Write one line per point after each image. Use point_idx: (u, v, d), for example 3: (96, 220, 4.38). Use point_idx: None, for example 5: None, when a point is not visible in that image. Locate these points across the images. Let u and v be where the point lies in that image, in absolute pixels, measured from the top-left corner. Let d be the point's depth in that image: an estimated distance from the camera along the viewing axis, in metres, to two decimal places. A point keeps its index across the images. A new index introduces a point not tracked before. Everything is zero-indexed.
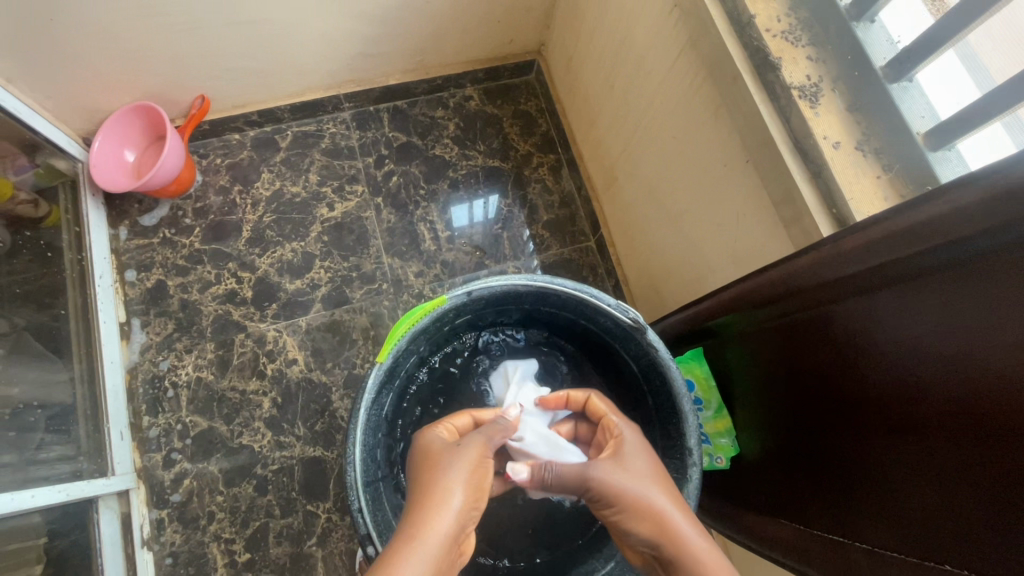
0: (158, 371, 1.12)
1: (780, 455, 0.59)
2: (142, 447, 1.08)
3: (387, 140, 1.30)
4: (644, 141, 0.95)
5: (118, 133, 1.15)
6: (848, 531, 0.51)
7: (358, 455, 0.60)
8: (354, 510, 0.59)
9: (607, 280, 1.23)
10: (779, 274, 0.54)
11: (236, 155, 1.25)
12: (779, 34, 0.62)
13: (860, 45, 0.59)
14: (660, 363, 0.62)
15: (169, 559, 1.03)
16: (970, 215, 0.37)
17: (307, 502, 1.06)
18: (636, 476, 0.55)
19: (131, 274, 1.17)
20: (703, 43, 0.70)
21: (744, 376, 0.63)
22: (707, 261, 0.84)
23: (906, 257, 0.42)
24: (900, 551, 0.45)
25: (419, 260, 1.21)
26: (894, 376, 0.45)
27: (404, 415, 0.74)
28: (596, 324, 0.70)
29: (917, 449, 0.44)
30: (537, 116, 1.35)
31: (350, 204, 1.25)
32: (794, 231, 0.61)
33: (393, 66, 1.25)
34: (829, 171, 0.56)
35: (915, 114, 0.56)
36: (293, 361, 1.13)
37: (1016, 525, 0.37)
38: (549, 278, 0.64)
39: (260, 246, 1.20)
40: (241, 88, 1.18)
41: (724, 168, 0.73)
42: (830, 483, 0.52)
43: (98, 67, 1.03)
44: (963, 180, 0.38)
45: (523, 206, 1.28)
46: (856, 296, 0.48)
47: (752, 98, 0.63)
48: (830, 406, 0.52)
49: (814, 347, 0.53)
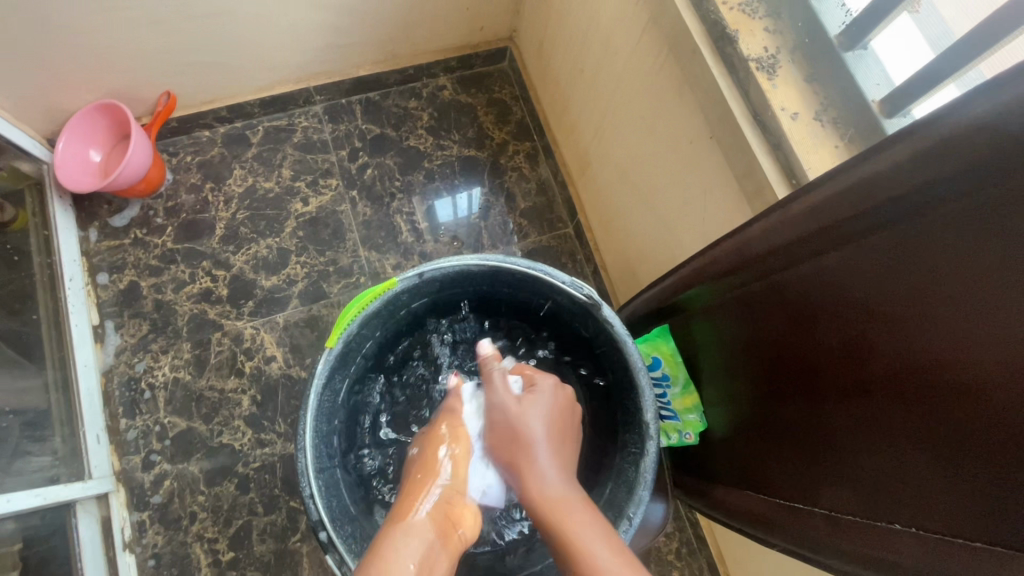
0: (134, 372, 1.11)
1: (743, 427, 0.59)
2: (120, 450, 1.07)
3: (360, 132, 1.28)
4: (614, 123, 0.94)
5: (83, 132, 1.12)
6: (809, 496, 0.50)
7: (309, 441, 0.58)
8: (305, 496, 0.57)
9: (586, 267, 1.22)
10: (730, 245, 0.53)
11: (206, 152, 1.23)
12: (735, 7, 0.62)
13: (814, 13, 0.59)
14: (617, 339, 0.61)
15: (152, 561, 1.02)
16: (904, 170, 0.37)
17: (290, 498, 1.06)
18: (528, 411, 0.59)
19: (103, 276, 1.15)
20: (664, 19, 0.69)
21: (709, 353, 0.62)
22: (678, 241, 0.84)
23: (848, 219, 0.42)
24: (857, 514, 0.46)
25: (397, 252, 1.21)
26: (845, 340, 0.45)
27: (361, 402, 0.74)
28: (555, 303, 0.69)
29: (872, 410, 0.44)
30: (511, 104, 1.34)
31: (325, 198, 1.23)
32: (756, 204, 0.61)
33: (363, 56, 1.24)
34: (789, 143, 0.56)
35: (870, 80, 0.56)
36: (271, 358, 1.12)
37: (966, 473, 0.38)
38: (503, 257, 0.63)
39: (234, 244, 1.19)
40: (210, 82, 1.16)
41: (690, 145, 0.73)
42: (792, 449, 0.52)
43: (59, 65, 1.00)
44: (899, 134, 0.38)
45: (501, 195, 1.27)
46: (804, 263, 0.48)
47: (711, 72, 0.62)
48: (786, 373, 0.52)
49: (768, 316, 0.53)
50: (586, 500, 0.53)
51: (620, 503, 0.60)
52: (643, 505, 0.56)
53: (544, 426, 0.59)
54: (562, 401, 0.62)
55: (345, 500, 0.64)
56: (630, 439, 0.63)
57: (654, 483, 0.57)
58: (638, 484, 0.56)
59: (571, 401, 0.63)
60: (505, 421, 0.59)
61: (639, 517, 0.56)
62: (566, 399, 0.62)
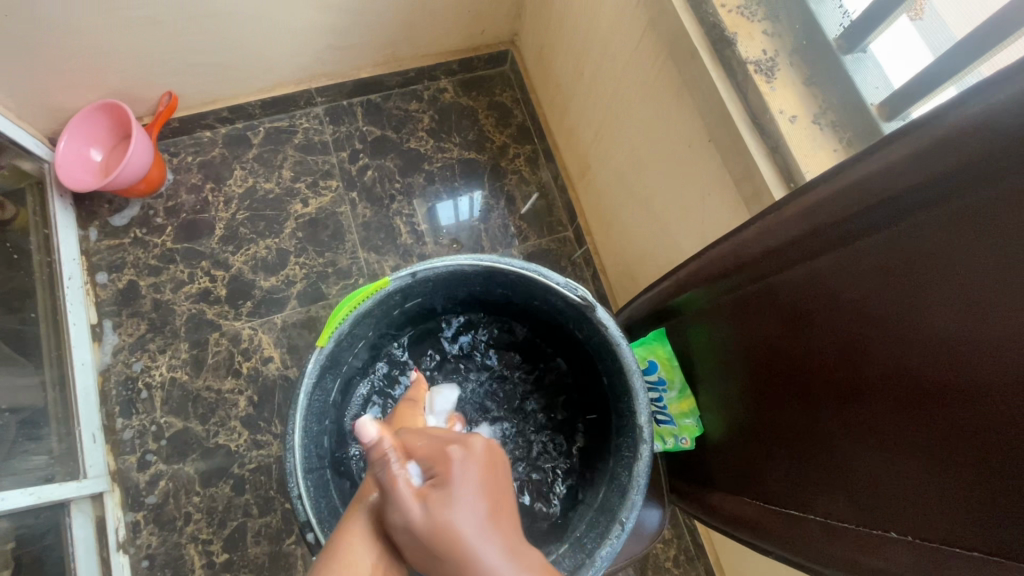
0: (131, 372, 1.10)
1: (739, 431, 0.58)
2: (116, 450, 1.06)
3: (361, 134, 1.29)
4: (613, 127, 0.94)
5: (85, 132, 1.13)
6: (804, 503, 0.50)
7: (297, 440, 0.58)
8: (293, 497, 0.57)
9: (585, 270, 1.22)
10: (725, 249, 0.52)
11: (207, 153, 1.24)
12: (734, 10, 0.61)
13: (813, 16, 0.59)
14: (611, 341, 0.60)
15: (146, 561, 1.02)
16: (897, 171, 0.37)
17: (285, 500, 1.05)
18: (441, 506, 0.41)
19: (102, 276, 1.15)
20: (662, 21, 0.69)
21: (704, 356, 0.62)
22: (676, 246, 0.83)
23: (840, 222, 0.42)
24: (852, 521, 0.45)
25: (396, 254, 1.20)
26: (838, 345, 0.45)
27: (353, 402, 0.74)
28: (549, 304, 0.68)
29: (866, 415, 0.44)
30: (512, 107, 1.34)
31: (325, 199, 1.23)
32: (754, 207, 0.61)
33: (364, 58, 1.24)
34: (786, 146, 0.56)
35: (868, 84, 0.56)
36: (268, 359, 1.12)
37: (960, 478, 0.38)
38: (496, 257, 0.63)
39: (233, 244, 1.19)
40: (212, 83, 1.16)
41: (688, 148, 0.73)
42: (786, 455, 0.52)
43: (61, 64, 1.01)
44: (889, 137, 0.38)
45: (500, 198, 1.27)
46: (797, 266, 0.47)
47: (709, 74, 0.62)
48: (780, 378, 0.52)
49: (762, 320, 0.52)
50: (551, 573, 0.39)
51: (613, 506, 0.59)
52: (636, 509, 0.55)
53: (474, 510, 0.40)
54: (482, 469, 0.43)
55: (334, 501, 0.64)
56: (624, 442, 0.62)
57: (646, 487, 0.56)
58: (631, 488, 0.56)
59: (493, 457, 0.45)
60: (417, 538, 0.40)
61: (632, 521, 0.55)
62: (487, 459, 0.44)
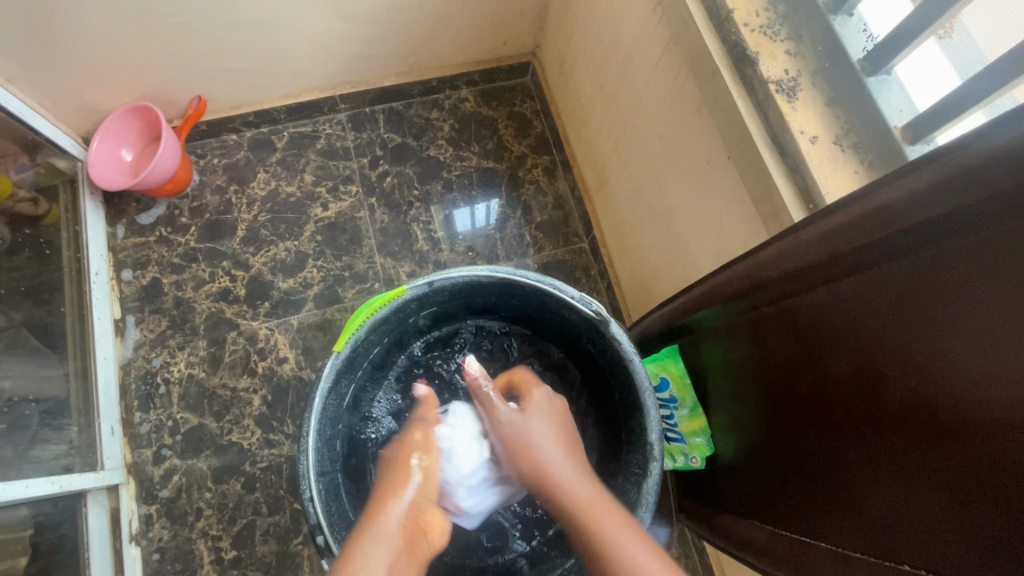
0: (150, 367, 1.13)
1: (752, 454, 0.57)
2: (133, 442, 1.09)
3: (382, 141, 1.30)
4: (633, 142, 0.95)
5: (117, 132, 1.17)
6: (817, 531, 0.49)
7: (311, 444, 0.59)
8: (306, 499, 0.58)
9: (600, 282, 1.22)
10: (743, 271, 0.53)
11: (233, 156, 1.27)
12: (757, 29, 0.61)
13: (836, 35, 0.58)
14: (624, 357, 0.60)
15: (157, 555, 1.03)
16: (919, 198, 0.37)
17: (294, 500, 1.06)
18: (535, 428, 0.63)
19: (127, 272, 1.18)
20: (684, 40, 0.70)
21: (719, 374, 0.61)
22: (693, 261, 0.83)
23: (862, 246, 0.42)
24: (862, 551, 0.45)
25: (412, 260, 1.22)
26: (853, 371, 0.45)
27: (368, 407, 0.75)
28: (562, 317, 0.69)
29: (878, 445, 0.44)
30: (532, 117, 1.35)
31: (344, 204, 1.25)
32: (772, 227, 0.61)
33: (387, 68, 1.27)
34: (806, 166, 0.55)
35: (894, 106, 0.55)
36: (284, 359, 1.14)
37: (968, 511, 0.37)
38: (512, 270, 0.64)
39: (254, 245, 1.21)
40: (238, 88, 1.19)
41: (707, 165, 0.73)
42: (801, 481, 0.51)
43: (97, 68, 1.05)
44: (918, 162, 0.38)
45: (516, 207, 1.27)
46: (816, 289, 0.48)
47: (729, 93, 0.62)
48: (795, 402, 0.51)
49: (780, 343, 0.52)
50: (606, 495, 0.55)
51: None
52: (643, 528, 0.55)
53: (548, 436, 0.62)
54: (557, 411, 0.66)
55: (344, 505, 0.65)
56: (633, 459, 0.62)
57: (654, 506, 0.56)
58: (639, 505, 0.56)
59: (564, 412, 0.66)
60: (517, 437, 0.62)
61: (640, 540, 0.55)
62: (564, 409, 0.66)
